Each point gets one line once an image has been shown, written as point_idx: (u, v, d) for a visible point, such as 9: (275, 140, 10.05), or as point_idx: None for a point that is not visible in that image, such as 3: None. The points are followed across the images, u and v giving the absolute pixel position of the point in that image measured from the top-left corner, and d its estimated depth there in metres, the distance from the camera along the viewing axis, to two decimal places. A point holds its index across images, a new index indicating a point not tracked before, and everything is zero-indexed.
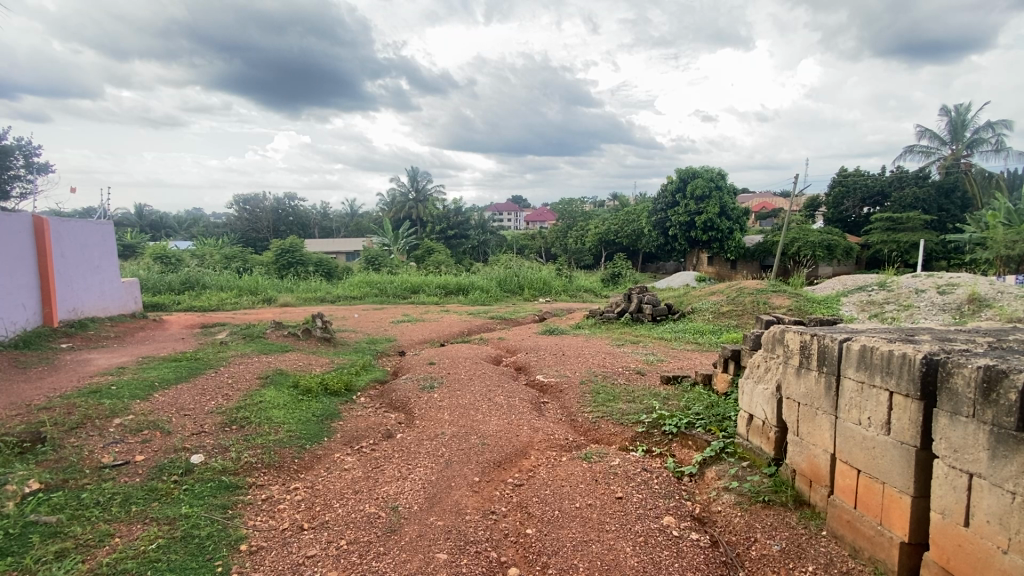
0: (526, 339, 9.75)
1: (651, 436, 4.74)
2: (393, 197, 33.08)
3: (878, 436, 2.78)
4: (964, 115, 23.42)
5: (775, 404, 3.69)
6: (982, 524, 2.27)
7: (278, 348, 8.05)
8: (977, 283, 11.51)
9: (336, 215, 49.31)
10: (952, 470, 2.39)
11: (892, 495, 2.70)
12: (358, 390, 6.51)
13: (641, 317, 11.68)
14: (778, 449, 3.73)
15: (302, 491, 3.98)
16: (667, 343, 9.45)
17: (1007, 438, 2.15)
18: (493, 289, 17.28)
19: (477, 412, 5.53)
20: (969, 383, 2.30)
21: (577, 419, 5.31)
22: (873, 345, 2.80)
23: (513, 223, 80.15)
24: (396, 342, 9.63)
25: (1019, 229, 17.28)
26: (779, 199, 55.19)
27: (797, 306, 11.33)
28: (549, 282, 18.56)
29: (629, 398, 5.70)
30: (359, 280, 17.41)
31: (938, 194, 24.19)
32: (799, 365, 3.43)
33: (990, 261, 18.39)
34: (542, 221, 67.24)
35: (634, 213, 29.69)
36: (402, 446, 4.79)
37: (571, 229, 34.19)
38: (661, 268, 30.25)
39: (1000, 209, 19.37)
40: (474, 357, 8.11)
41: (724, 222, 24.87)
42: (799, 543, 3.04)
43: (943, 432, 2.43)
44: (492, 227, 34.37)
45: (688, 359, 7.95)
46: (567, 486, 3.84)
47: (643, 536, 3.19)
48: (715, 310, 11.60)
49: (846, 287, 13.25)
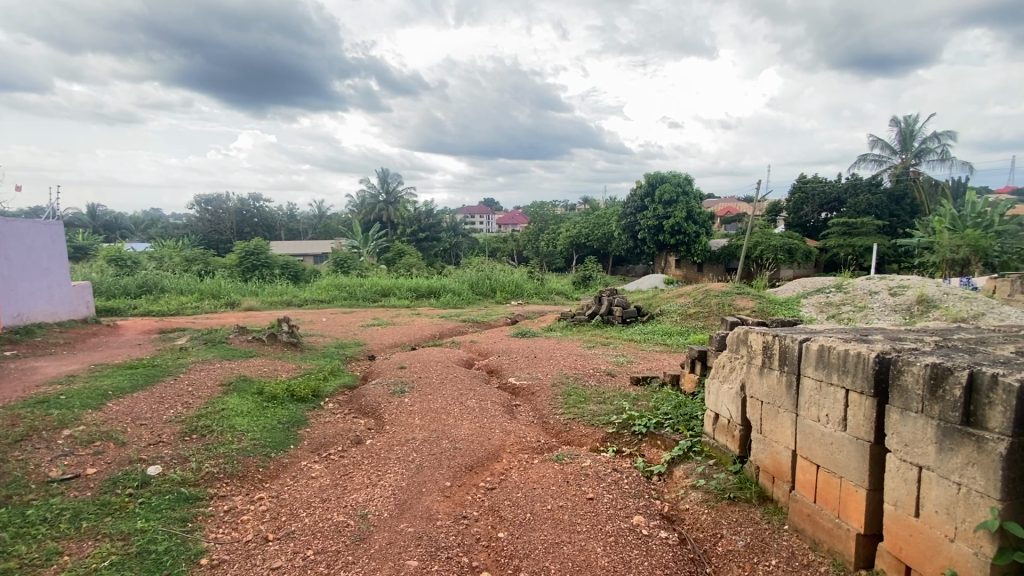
0: (498, 342, 9.75)
1: (621, 436, 4.81)
2: (362, 198, 32.52)
3: (835, 432, 2.89)
4: (913, 126, 24.67)
5: (739, 403, 3.80)
6: (931, 513, 2.38)
7: (242, 353, 7.79)
8: (927, 284, 12.17)
9: (303, 215, 48.13)
10: (903, 463, 2.50)
11: (848, 489, 2.80)
12: (326, 395, 6.37)
13: (612, 319, 11.88)
14: (743, 447, 3.84)
15: (267, 501, 3.86)
16: (636, 344, 9.62)
17: (953, 433, 2.26)
18: (465, 292, 17.23)
19: (450, 416, 5.49)
20: (918, 379, 2.41)
21: (549, 421, 5.34)
22: (830, 345, 2.91)
23: (485, 227, 80.17)
24: (366, 347, 9.48)
25: (962, 234, 18.48)
26: (743, 204, 56.88)
27: (760, 307, 11.72)
28: (521, 285, 18.63)
29: (600, 399, 5.78)
30: (327, 284, 17.07)
31: (889, 201, 25.19)
32: (762, 365, 3.54)
33: (936, 265, 19.55)
34: (516, 224, 67.25)
35: (605, 216, 30.13)
36: (372, 452, 4.72)
37: (543, 232, 34.40)
38: (631, 271, 30.75)
39: (946, 215, 20.45)
40: (445, 360, 8.05)
41: (691, 226, 25.55)
42: (762, 538, 3.13)
43: (894, 427, 2.54)
44: (464, 229, 34.20)
45: (656, 360, 8.13)
46: (539, 488, 3.85)
47: (613, 536, 3.22)
48: (683, 311, 11.91)
49: (807, 289, 13.77)
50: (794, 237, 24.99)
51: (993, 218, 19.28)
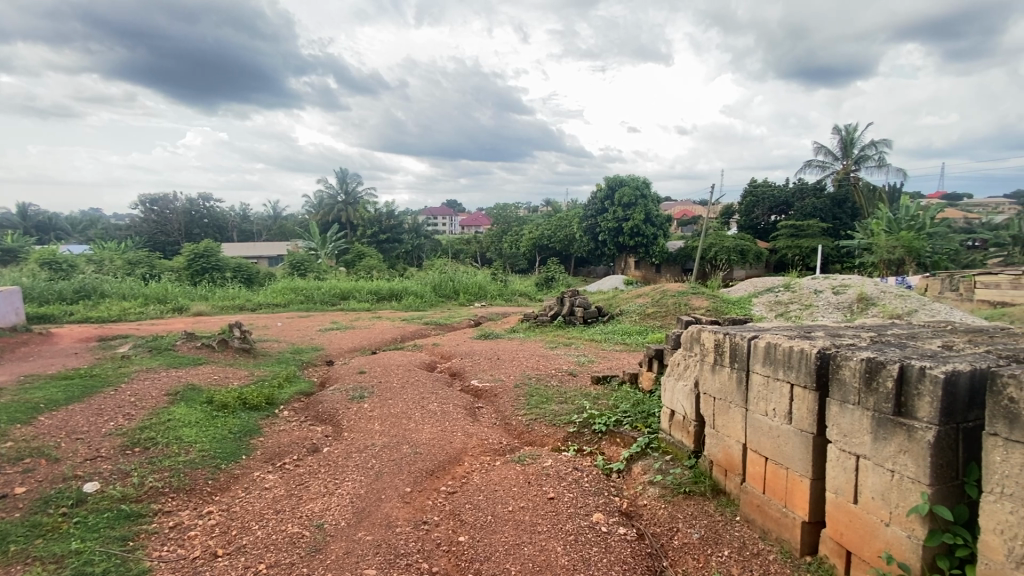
0: (461, 344, 9.70)
1: (581, 435, 4.86)
2: (320, 199, 31.66)
3: (782, 425, 3.03)
4: (853, 134, 26.18)
5: (693, 399, 3.92)
6: (868, 500, 2.52)
7: (190, 361, 7.41)
8: (866, 283, 12.93)
9: (257, 217, 46.42)
10: (843, 453, 2.64)
11: (794, 479, 2.94)
12: (281, 403, 6.15)
13: (573, 319, 12.04)
14: (697, 442, 3.96)
15: (217, 515, 3.69)
16: (597, 344, 9.77)
17: (886, 422, 2.41)
18: (427, 294, 17.03)
19: (410, 420, 5.42)
20: (854, 373, 2.56)
21: (511, 423, 5.34)
22: (775, 342, 3.05)
23: (448, 228, 79.69)
24: (324, 352, 9.22)
25: (897, 237, 19.75)
26: (697, 207, 58.99)
27: (714, 307, 12.15)
28: (484, 287, 18.60)
29: (562, 399, 5.83)
30: (282, 287, 16.50)
31: (833, 205, 26.61)
32: (713, 362, 3.66)
33: (874, 265, 20.80)
34: (479, 226, 67.05)
35: (566, 218, 30.50)
36: (329, 460, 4.59)
37: (506, 233, 34.45)
38: (592, 272, 31.23)
39: (883, 217, 21.78)
40: (407, 364, 7.93)
41: (649, 228, 26.22)
42: (716, 530, 3.23)
43: (834, 418, 2.68)
44: (426, 231, 33.83)
45: (616, 359, 8.30)
46: (501, 490, 3.84)
47: (573, 535, 3.25)
48: (641, 311, 12.19)
49: (758, 289, 14.36)
50: (746, 238, 26.05)
51: (924, 221, 20.66)
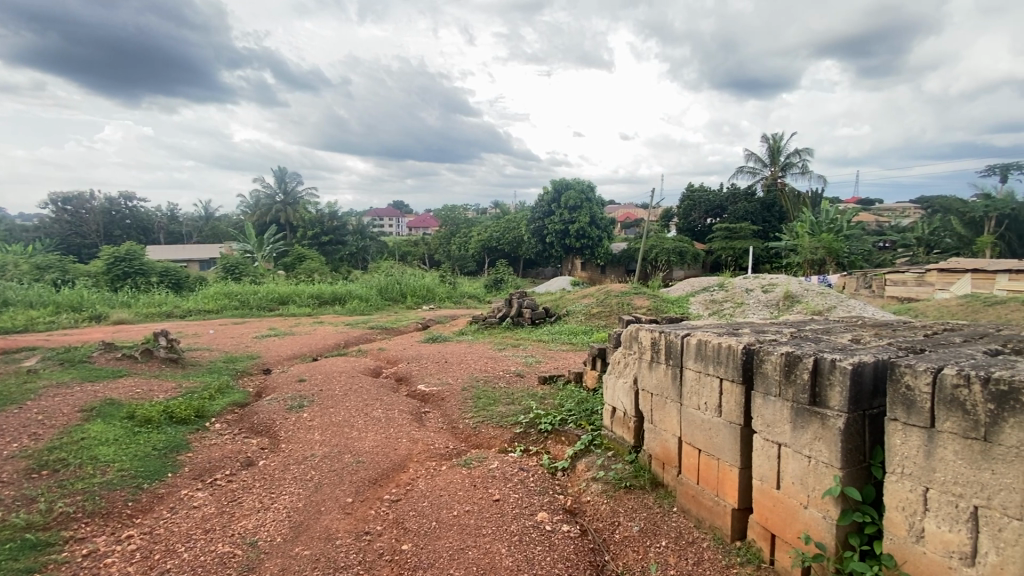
0: (407, 348, 9.53)
1: (527, 436, 4.90)
2: (257, 199, 30.17)
3: (712, 418, 3.19)
4: (779, 142, 28.01)
5: (633, 396, 4.06)
6: (789, 485, 2.69)
7: (109, 374, 6.83)
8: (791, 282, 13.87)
9: (186, 217, 43.58)
10: (766, 442, 2.81)
11: (724, 469, 3.09)
12: (212, 415, 5.79)
13: (521, 320, 12.14)
14: (637, 437, 4.09)
15: (139, 539, 3.41)
16: (544, 345, 9.90)
17: (804, 411, 2.58)
18: (372, 297, 16.62)
19: (353, 429, 5.26)
20: (775, 367, 2.73)
21: (458, 427, 5.29)
22: (706, 339, 3.21)
23: (395, 230, 78.24)
24: (260, 360, 8.76)
25: (819, 239, 21.34)
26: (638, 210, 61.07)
27: (655, 306, 12.63)
28: (432, 289, 18.37)
29: (509, 400, 5.85)
30: (214, 292, 15.57)
31: (762, 208, 28.34)
32: (650, 360, 3.80)
33: (799, 265, 22.37)
34: (426, 227, 66.15)
35: (514, 220, 30.71)
36: (265, 474, 4.37)
37: (454, 235, 34.22)
38: (540, 274, 31.62)
39: (806, 220, 23.44)
40: (351, 370, 7.70)
41: (594, 230, 26.90)
42: (655, 521, 3.35)
43: (759, 409, 2.85)
44: (372, 233, 33.02)
45: (562, 359, 8.44)
46: (446, 495, 3.80)
47: (518, 535, 3.27)
48: (587, 312, 12.47)
49: (696, 288, 15.06)
50: (684, 240, 27.27)
51: (842, 224, 22.43)
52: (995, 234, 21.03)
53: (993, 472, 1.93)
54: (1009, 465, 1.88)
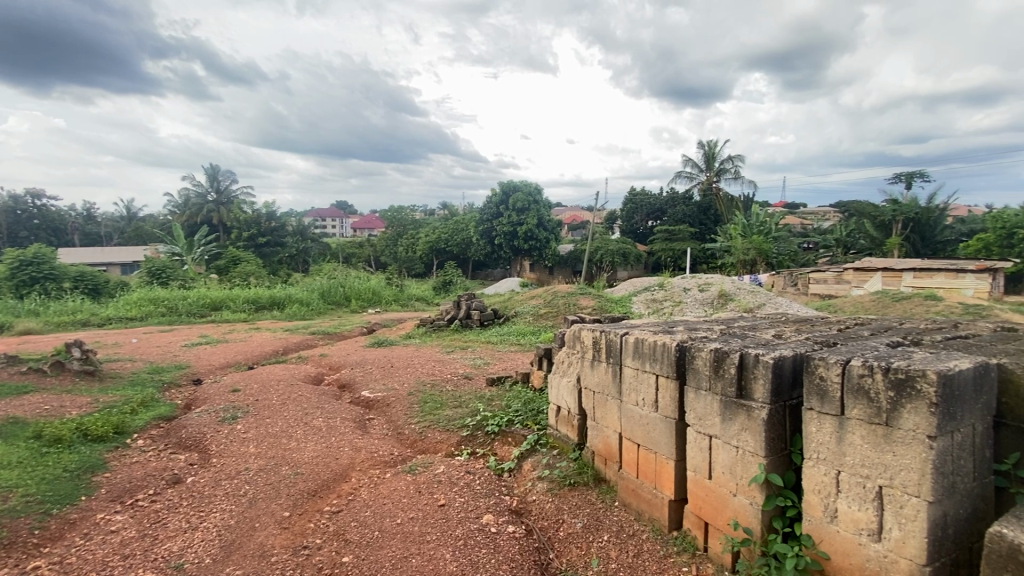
0: (352, 353, 9.25)
1: (475, 438, 4.88)
2: (186, 198, 28.34)
3: (649, 414, 3.31)
4: (714, 149, 29.50)
5: (576, 394, 4.14)
6: (719, 475, 2.84)
7: (11, 390, 6.17)
8: (725, 281, 14.64)
9: (105, 217, 40.21)
10: (699, 434, 2.95)
11: (661, 462, 3.21)
12: (134, 431, 5.37)
13: (470, 322, 12.09)
14: (580, 435, 4.18)
15: (47, 571, 3.10)
16: (493, 346, 9.91)
17: (731, 404, 2.73)
18: (314, 302, 16.01)
19: (291, 439, 5.04)
20: (705, 363, 2.87)
21: (403, 432, 5.20)
22: (643, 337, 3.33)
23: (339, 231, 75.92)
24: (190, 369, 8.22)
25: (751, 241, 22.67)
26: (582, 213, 62.41)
27: (600, 306, 12.96)
28: (378, 292, 17.93)
29: (456, 403, 5.82)
30: (138, 298, 14.45)
31: (699, 211, 29.75)
32: (592, 358, 3.89)
33: (733, 265, 23.66)
34: (371, 228, 64.50)
35: (462, 221, 30.56)
36: (194, 491, 4.10)
37: (400, 236, 33.58)
38: (489, 275, 31.63)
39: (738, 223, 24.82)
40: (290, 378, 7.38)
41: (542, 232, 27.26)
42: (597, 517, 3.44)
43: (691, 403, 2.99)
44: (313, 234, 31.83)
45: (510, 360, 8.48)
46: (389, 503, 3.72)
47: (463, 539, 3.25)
48: (535, 312, 12.60)
49: (638, 288, 15.57)
50: (627, 242, 28.15)
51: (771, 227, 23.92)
52: (903, 236, 23.11)
53: (894, 453, 2.11)
54: (907, 447, 2.07)
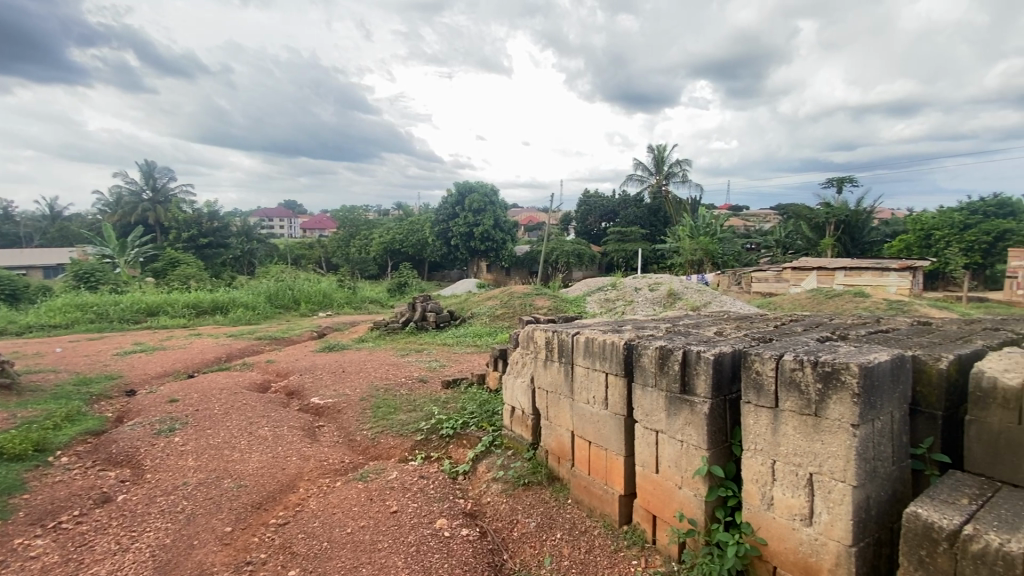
0: (301, 359, 8.93)
1: (429, 442, 4.83)
2: (118, 196, 26.57)
3: (600, 411, 3.38)
4: (663, 153, 30.49)
5: (529, 394, 4.18)
6: (666, 469, 2.93)
7: None
8: (674, 281, 15.16)
9: (24, 216, 37.04)
10: (646, 430, 3.04)
11: (612, 459, 3.29)
12: (57, 448, 4.96)
13: (425, 325, 11.94)
14: (534, 434, 4.22)
15: None
16: (448, 348, 9.83)
17: (675, 400, 2.83)
18: (261, 305, 15.35)
19: (234, 451, 4.81)
20: (652, 360, 2.96)
21: (355, 439, 5.07)
22: (593, 337, 3.40)
23: (287, 232, 73.18)
24: (122, 380, 7.68)
25: (698, 242, 23.61)
26: (537, 215, 62.99)
27: (555, 306, 13.13)
28: (329, 294, 17.41)
29: (410, 407, 5.73)
30: (62, 303, 13.39)
31: (649, 213, 30.69)
32: (545, 358, 3.94)
33: (682, 265, 24.57)
34: (322, 229, 62.56)
35: (417, 222, 30.17)
36: (126, 510, 3.84)
37: (352, 237, 32.74)
38: (445, 277, 31.36)
39: (686, 224, 25.79)
40: (234, 386, 7.03)
41: (498, 233, 27.30)
42: (551, 515, 3.47)
43: (639, 400, 3.07)
44: (259, 235, 30.55)
45: (466, 362, 8.44)
46: (339, 512, 3.62)
47: (416, 545, 3.20)
48: (491, 313, 12.60)
49: (592, 288, 15.88)
50: (582, 243, 28.66)
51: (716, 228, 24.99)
52: (835, 237, 24.69)
53: (823, 442, 2.25)
54: (833, 435, 2.21)
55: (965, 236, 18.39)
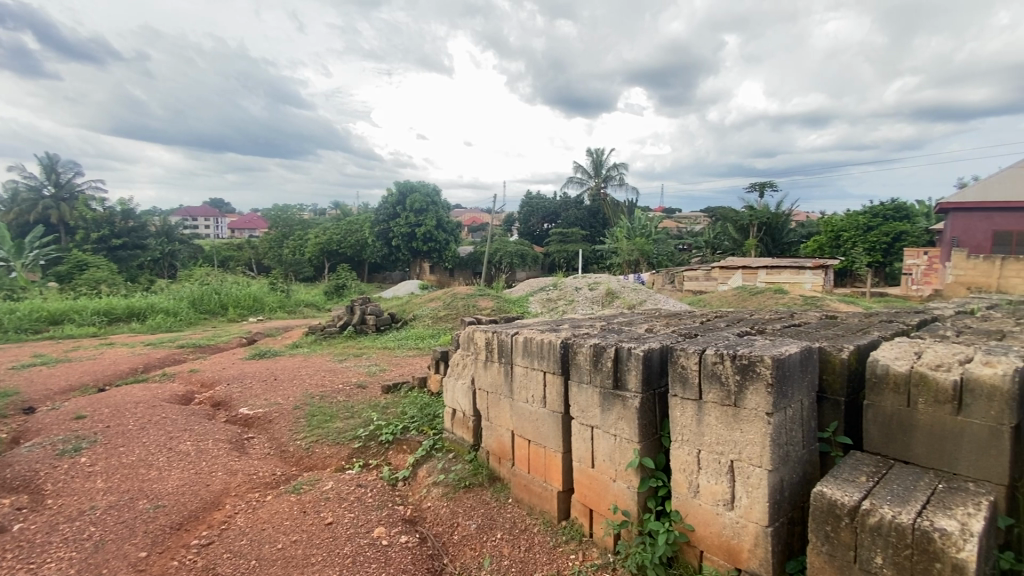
0: (229, 367, 8.41)
1: (367, 449, 4.70)
2: (14, 192, 23.99)
3: (538, 410, 3.43)
4: (601, 157, 31.45)
5: (470, 395, 4.17)
6: (601, 463, 3.01)
7: None
8: (612, 280, 15.68)
9: None
10: (581, 426, 3.11)
11: (550, 456, 3.34)
12: None
13: (365, 328, 11.61)
14: (475, 436, 4.21)
15: None
16: (389, 352, 9.61)
17: (609, 395, 2.92)
18: (183, 311, 14.30)
19: (152, 469, 4.45)
20: (587, 358, 3.04)
21: (288, 450, 4.83)
22: (531, 337, 3.44)
23: (214, 232, 68.68)
24: (18, 397, 6.87)
25: (636, 243, 24.52)
26: (479, 216, 62.95)
27: (497, 307, 13.17)
28: (261, 299, 16.50)
29: (348, 414, 5.54)
30: None
31: (589, 215, 31.51)
32: (485, 359, 3.94)
33: (620, 265, 25.43)
34: (253, 229, 59.18)
35: (356, 222, 29.28)
36: (21, 541, 3.44)
37: (286, 237, 31.22)
38: (386, 278, 30.65)
39: (624, 226, 26.75)
40: (152, 399, 6.50)
41: (441, 234, 27.01)
42: (491, 516, 3.48)
43: (575, 397, 3.14)
44: (181, 235, 28.52)
45: (406, 365, 8.28)
46: (269, 528, 3.44)
47: (352, 556, 3.11)
48: (433, 315, 12.44)
49: (534, 288, 16.08)
50: (525, 244, 28.94)
51: (652, 230, 26.10)
52: (758, 237, 26.49)
53: (741, 430, 2.40)
54: (750, 424, 2.36)
55: (869, 237, 20.36)
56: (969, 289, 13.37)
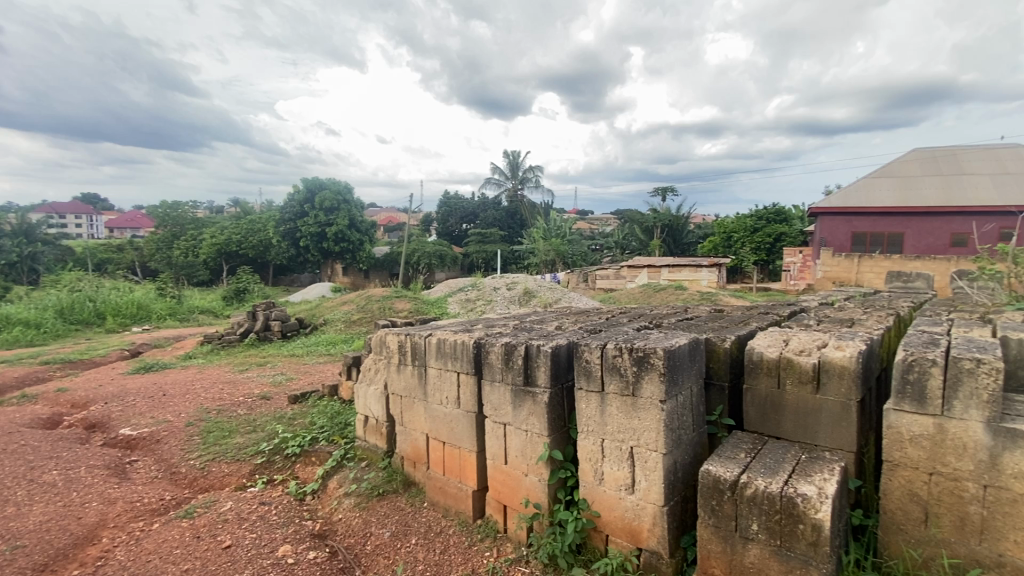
0: (108, 384, 7.49)
1: (272, 464, 4.42)
2: None
3: (451, 410, 3.43)
4: (517, 159, 32.08)
5: (383, 401, 4.07)
6: (513, 459, 3.08)
7: None
8: (529, 280, 16.05)
9: None
10: (494, 424, 3.16)
11: (465, 456, 3.36)
12: None
13: (270, 335, 10.89)
14: (389, 442, 4.12)
15: None
16: (298, 359, 9.08)
17: (520, 392, 2.99)
18: (48, 322, 12.49)
19: (6, 506, 3.84)
20: (498, 357, 3.10)
21: (179, 471, 4.41)
22: (444, 338, 3.44)
23: (86, 232, 60.59)
24: None
25: (552, 244, 25.22)
26: (394, 217, 61.42)
27: (414, 309, 12.93)
28: (147, 306, 14.86)
29: (250, 428, 5.17)
30: None
31: (507, 216, 31.93)
32: (398, 362, 3.87)
33: (537, 265, 26.04)
34: (136, 229, 52.99)
35: (259, 221, 27.31)
36: None
37: (177, 237, 28.36)
38: (295, 281, 28.96)
39: (540, 227, 27.44)
40: (8, 426, 5.61)
41: (354, 234, 26.01)
42: (405, 522, 3.44)
43: (487, 396, 3.19)
44: (44, 235, 24.95)
45: (316, 373, 7.88)
46: (156, 559, 3.12)
47: None
48: (347, 319, 11.94)
49: (452, 289, 16.00)
50: (443, 245, 28.67)
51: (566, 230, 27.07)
52: (663, 238, 28.41)
53: (640, 419, 2.57)
54: (647, 412, 2.55)
55: (756, 238, 22.61)
56: (834, 283, 15.32)
